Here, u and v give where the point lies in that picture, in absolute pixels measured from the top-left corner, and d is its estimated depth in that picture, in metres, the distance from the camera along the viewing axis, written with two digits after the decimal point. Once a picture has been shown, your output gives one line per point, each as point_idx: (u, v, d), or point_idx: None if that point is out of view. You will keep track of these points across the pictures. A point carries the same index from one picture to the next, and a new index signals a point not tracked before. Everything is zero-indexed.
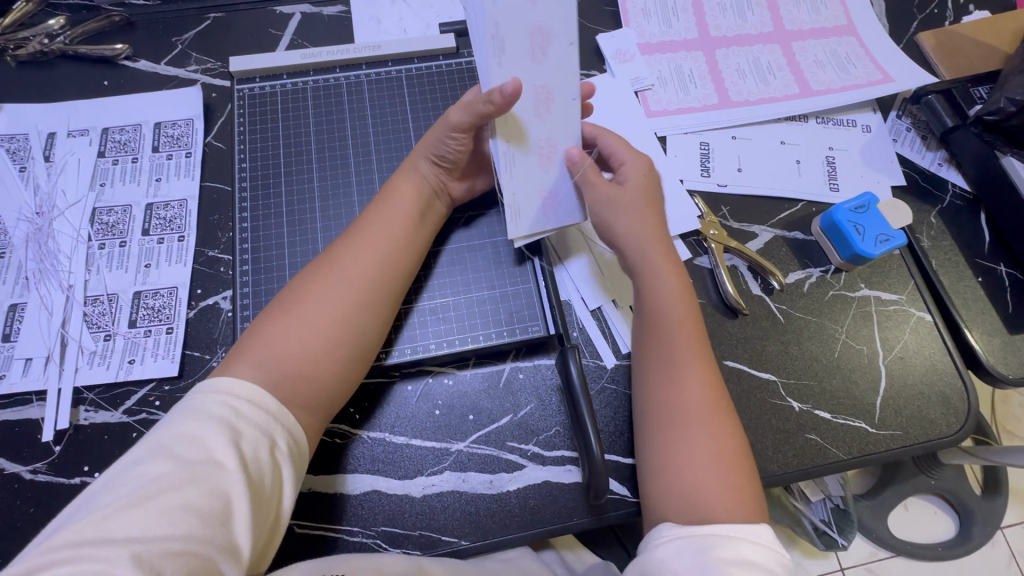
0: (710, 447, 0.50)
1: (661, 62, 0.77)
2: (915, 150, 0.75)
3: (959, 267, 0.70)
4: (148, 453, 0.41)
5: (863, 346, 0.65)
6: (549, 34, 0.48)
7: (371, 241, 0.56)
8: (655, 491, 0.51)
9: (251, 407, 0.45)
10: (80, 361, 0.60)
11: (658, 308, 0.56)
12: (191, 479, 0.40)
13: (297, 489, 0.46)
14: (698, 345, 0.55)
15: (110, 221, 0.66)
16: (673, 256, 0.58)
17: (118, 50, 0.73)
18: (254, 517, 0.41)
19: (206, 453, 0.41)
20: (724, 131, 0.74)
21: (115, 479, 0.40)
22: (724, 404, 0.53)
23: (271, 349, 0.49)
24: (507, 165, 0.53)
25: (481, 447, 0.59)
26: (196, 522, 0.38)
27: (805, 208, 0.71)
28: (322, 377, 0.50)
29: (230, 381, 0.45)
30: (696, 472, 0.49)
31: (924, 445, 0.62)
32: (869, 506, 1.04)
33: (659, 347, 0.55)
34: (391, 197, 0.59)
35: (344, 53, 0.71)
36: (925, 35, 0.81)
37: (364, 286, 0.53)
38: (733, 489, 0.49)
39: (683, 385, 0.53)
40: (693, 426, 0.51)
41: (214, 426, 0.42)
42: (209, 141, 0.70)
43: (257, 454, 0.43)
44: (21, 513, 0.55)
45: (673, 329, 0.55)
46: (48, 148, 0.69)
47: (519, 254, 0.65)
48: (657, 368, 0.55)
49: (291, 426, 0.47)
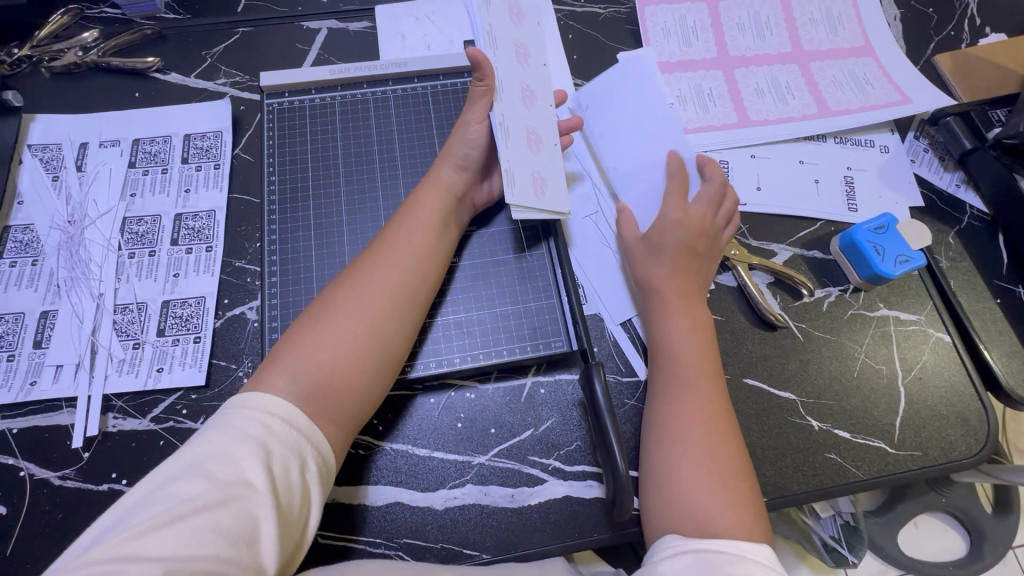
0: (714, 463, 0.51)
1: (681, 81, 0.78)
2: (933, 171, 0.75)
3: (977, 288, 0.70)
4: (183, 469, 0.42)
5: (882, 366, 0.65)
6: (535, 92, 0.61)
7: (396, 254, 0.56)
8: (657, 504, 0.52)
9: (284, 424, 0.46)
10: (110, 368, 0.61)
11: (665, 338, 0.59)
12: (223, 499, 0.40)
13: (323, 508, 0.47)
14: (707, 369, 0.57)
15: (140, 231, 0.67)
16: (685, 292, 0.61)
17: (149, 62, 0.75)
18: (281, 537, 0.42)
19: (238, 474, 0.42)
20: (744, 150, 0.75)
21: (152, 494, 0.41)
22: (726, 427, 0.54)
23: (301, 363, 0.49)
24: (503, 135, 0.56)
25: (503, 460, 0.59)
26: (225, 544, 0.39)
27: (825, 227, 0.72)
28: (352, 389, 0.51)
29: (263, 397, 0.46)
30: (701, 486, 0.50)
31: (944, 467, 0.62)
32: (880, 523, 1.03)
33: (670, 372, 0.57)
34: (415, 208, 0.60)
35: (371, 70, 0.72)
36: (942, 56, 0.82)
37: (389, 296, 0.54)
38: (737, 505, 0.49)
39: (685, 406, 0.54)
40: (693, 446, 0.52)
41: (247, 445, 0.43)
42: (237, 153, 0.72)
43: (286, 474, 0.44)
44: (50, 519, 0.55)
45: (678, 357, 0.57)
46: (80, 158, 0.70)
47: (543, 270, 0.66)
48: (665, 389, 0.56)
49: (321, 443, 0.47)
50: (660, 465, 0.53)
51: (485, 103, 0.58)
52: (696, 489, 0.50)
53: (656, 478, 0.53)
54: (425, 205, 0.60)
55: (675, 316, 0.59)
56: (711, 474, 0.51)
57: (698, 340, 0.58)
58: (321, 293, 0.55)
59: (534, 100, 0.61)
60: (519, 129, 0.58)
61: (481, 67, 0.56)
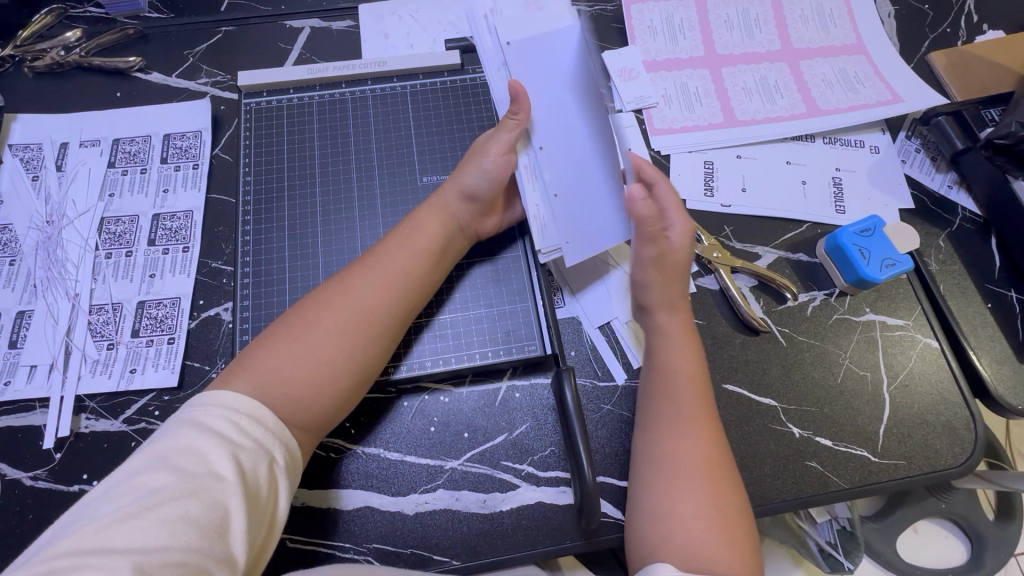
0: (720, 500, 0.49)
1: (666, 80, 0.77)
2: (924, 172, 0.74)
3: (968, 292, 0.68)
4: (149, 462, 0.41)
5: (867, 372, 0.64)
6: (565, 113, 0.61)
7: (388, 273, 0.55)
8: (650, 537, 0.49)
9: (251, 422, 0.45)
10: (84, 369, 0.61)
11: (665, 371, 0.56)
12: (192, 490, 0.40)
13: (292, 498, 0.46)
14: (707, 404, 0.54)
15: (117, 231, 0.67)
16: (689, 325, 0.58)
17: (131, 62, 0.75)
18: (251, 527, 0.42)
19: (206, 466, 0.41)
20: (730, 150, 0.74)
21: (115, 487, 0.40)
22: (724, 463, 0.52)
23: (275, 369, 0.48)
24: (528, 178, 0.60)
25: (476, 465, 0.58)
26: (196, 534, 0.39)
27: (810, 230, 0.70)
28: (322, 402, 0.50)
29: (228, 393, 0.46)
30: (704, 521, 0.48)
31: (929, 476, 0.60)
32: (876, 529, 1.01)
33: (671, 405, 0.54)
34: (416, 230, 0.58)
35: (350, 69, 0.71)
36: (936, 54, 0.80)
37: (376, 319, 0.53)
38: (737, 544, 0.48)
39: (686, 442, 0.52)
40: (692, 479, 0.50)
41: (215, 439, 0.43)
42: (216, 153, 0.72)
43: (255, 465, 0.43)
44: (20, 519, 0.55)
45: (677, 390, 0.54)
46: (61, 158, 0.70)
47: (520, 271, 0.65)
48: (667, 421, 0.53)
49: (290, 442, 0.47)
50: (659, 500, 0.50)
51: (512, 137, 0.59)
52: (697, 523, 0.48)
53: (652, 509, 0.50)
54: (427, 230, 0.58)
55: (682, 348, 0.56)
56: (712, 508, 0.49)
57: (700, 375, 0.56)
58: (308, 296, 0.54)
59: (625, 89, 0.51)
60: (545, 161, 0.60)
61: (517, 100, 0.58)
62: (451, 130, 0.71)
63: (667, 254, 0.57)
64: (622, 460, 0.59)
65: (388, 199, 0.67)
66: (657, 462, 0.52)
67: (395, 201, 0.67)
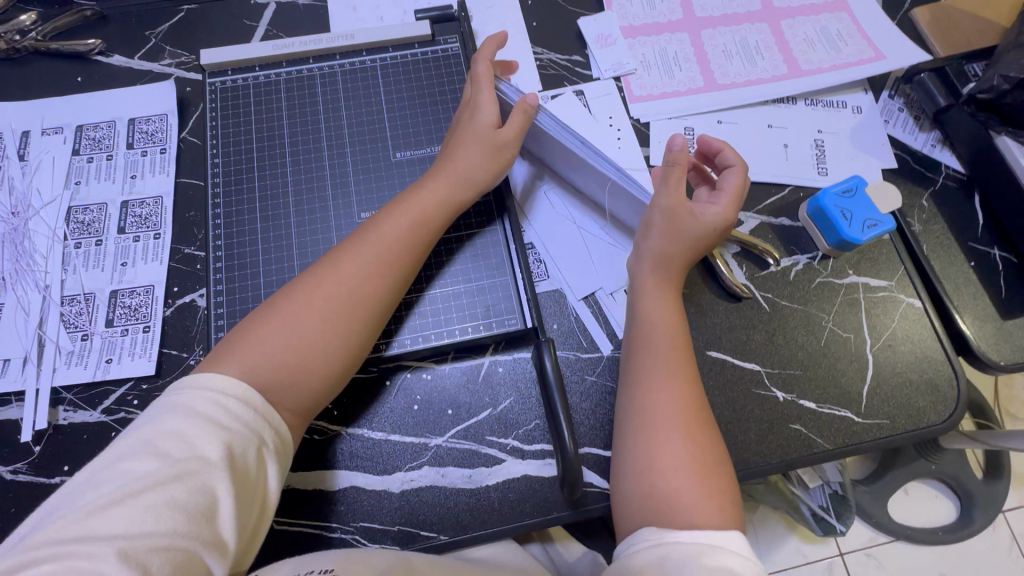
0: (696, 454, 0.49)
1: (644, 45, 0.75)
2: (907, 130, 0.72)
3: (951, 251, 0.68)
4: (131, 448, 0.40)
5: (850, 334, 0.64)
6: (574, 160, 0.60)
7: (376, 253, 0.53)
8: (634, 497, 0.49)
9: (239, 406, 0.44)
10: (59, 361, 0.60)
11: (653, 329, 0.55)
12: (178, 475, 0.39)
13: (283, 480, 0.45)
14: (685, 358, 0.54)
15: (86, 220, 0.66)
16: (676, 291, 0.57)
17: (90, 45, 0.72)
18: (240, 509, 0.41)
19: (192, 450, 0.40)
20: (710, 115, 0.72)
21: (96, 475, 0.39)
22: (703, 417, 0.51)
23: (266, 354, 0.47)
24: None
25: (460, 441, 0.58)
26: (182, 519, 0.38)
27: (792, 193, 0.70)
28: (311, 386, 0.49)
29: (218, 377, 0.44)
30: (689, 488, 0.48)
31: (913, 434, 0.61)
32: (868, 491, 1.02)
33: (650, 359, 0.53)
34: (409, 207, 0.57)
35: (318, 43, 0.69)
36: (920, 10, 0.78)
37: (368, 304, 0.52)
38: (714, 497, 0.48)
39: (658, 395, 0.52)
40: (668, 435, 0.50)
41: (202, 424, 0.41)
42: (184, 137, 0.70)
43: (243, 448, 0.42)
44: (3, 512, 0.55)
45: (666, 348, 0.54)
46: (23, 147, 0.68)
47: (498, 247, 0.64)
48: (643, 374, 0.53)
49: (279, 425, 0.46)
50: (640, 458, 0.50)
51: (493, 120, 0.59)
52: (679, 479, 0.48)
53: (635, 475, 0.50)
54: (421, 210, 0.57)
55: (663, 307, 0.56)
56: (692, 466, 0.48)
57: (678, 328, 0.55)
58: (295, 279, 0.52)
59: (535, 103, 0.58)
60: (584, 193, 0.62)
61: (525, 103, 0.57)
62: (424, 103, 0.69)
63: (676, 214, 0.55)
64: (608, 431, 0.59)
65: (362, 178, 0.65)
66: (636, 419, 0.51)
67: (369, 179, 0.65)
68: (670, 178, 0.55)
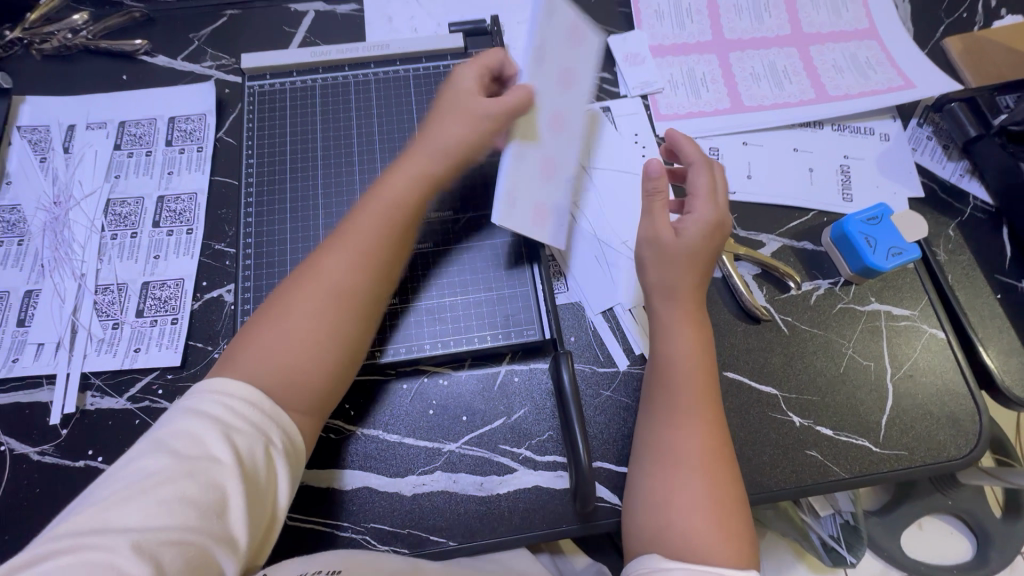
0: (714, 492, 0.49)
1: (672, 65, 0.76)
2: (936, 160, 0.72)
3: (977, 283, 0.67)
4: (147, 446, 0.42)
5: (870, 362, 0.63)
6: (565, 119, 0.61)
7: (354, 244, 0.53)
8: (647, 526, 0.49)
9: (245, 406, 0.44)
10: (89, 347, 0.62)
11: (671, 365, 0.54)
12: (189, 473, 0.40)
13: (292, 479, 0.46)
14: (706, 398, 0.52)
15: (123, 212, 0.68)
16: (699, 321, 0.55)
17: (137, 45, 0.75)
18: (251, 507, 0.42)
19: (203, 449, 0.41)
20: (735, 136, 0.73)
21: (116, 471, 0.40)
22: (724, 457, 0.51)
23: (264, 360, 0.48)
24: (516, 166, 0.58)
25: (473, 448, 0.59)
26: (194, 515, 0.39)
27: (816, 217, 0.69)
28: (317, 385, 0.49)
29: (216, 382, 0.45)
30: (698, 513, 0.48)
31: (931, 467, 0.60)
32: (880, 523, 1.00)
33: (671, 396, 0.53)
34: (384, 188, 0.56)
35: (353, 52, 0.71)
36: (952, 40, 0.77)
37: (354, 297, 0.51)
38: (729, 534, 0.47)
39: (678, 432, 0.51)
40: (689, 472, 0.49)
41: (210, 424, 0.42)
42: (220, 136, 0.72)
43: (252, 448, 0.43)
44: (28, 492, 0.57)
45: (684, 385, 0.53)
46: (68, 140, 0.71)
47: (517, 258, 0.65)
48: (665, 408, 0.53)
49: (287, 425, 0.46)
50: (657, 489, 0.50)
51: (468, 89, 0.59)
52: (692, 515, 0.48)
53: (649, 499, 0.50)
54: (395, 189, 0.56)
55: (685, 340, 0.54)
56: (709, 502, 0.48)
57: (701, 362, 0.54)
58: (285, 282, 0.52)
59: (580, 36, 0.64)
60: (542, 163, 0.60)
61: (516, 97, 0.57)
62: None
63: (665, 249, 0.55)
64: (621, 446, 0.59)
65: None
66: (653, 450, 0.52)
67: None
68: (653, 210, 0.57)
